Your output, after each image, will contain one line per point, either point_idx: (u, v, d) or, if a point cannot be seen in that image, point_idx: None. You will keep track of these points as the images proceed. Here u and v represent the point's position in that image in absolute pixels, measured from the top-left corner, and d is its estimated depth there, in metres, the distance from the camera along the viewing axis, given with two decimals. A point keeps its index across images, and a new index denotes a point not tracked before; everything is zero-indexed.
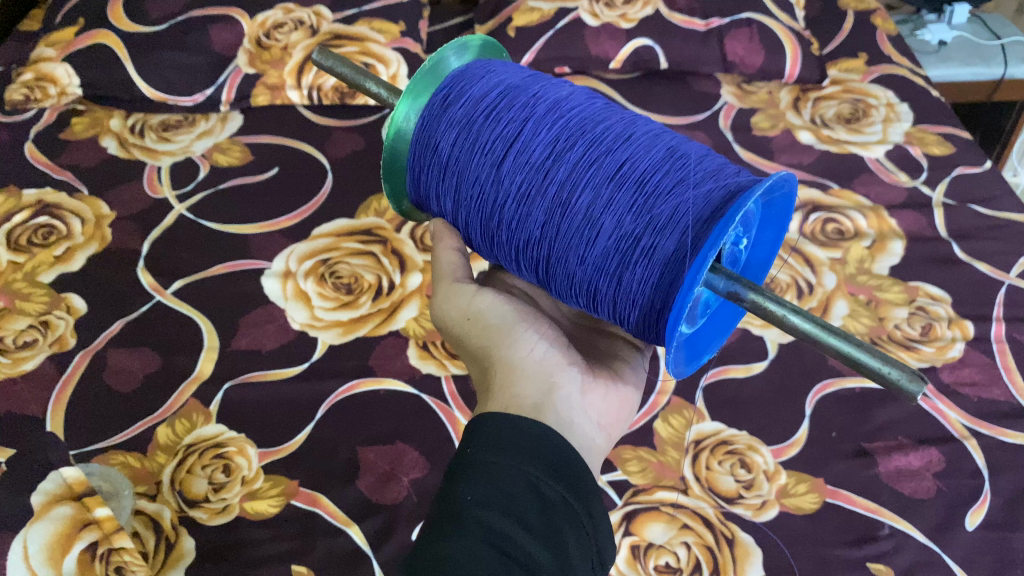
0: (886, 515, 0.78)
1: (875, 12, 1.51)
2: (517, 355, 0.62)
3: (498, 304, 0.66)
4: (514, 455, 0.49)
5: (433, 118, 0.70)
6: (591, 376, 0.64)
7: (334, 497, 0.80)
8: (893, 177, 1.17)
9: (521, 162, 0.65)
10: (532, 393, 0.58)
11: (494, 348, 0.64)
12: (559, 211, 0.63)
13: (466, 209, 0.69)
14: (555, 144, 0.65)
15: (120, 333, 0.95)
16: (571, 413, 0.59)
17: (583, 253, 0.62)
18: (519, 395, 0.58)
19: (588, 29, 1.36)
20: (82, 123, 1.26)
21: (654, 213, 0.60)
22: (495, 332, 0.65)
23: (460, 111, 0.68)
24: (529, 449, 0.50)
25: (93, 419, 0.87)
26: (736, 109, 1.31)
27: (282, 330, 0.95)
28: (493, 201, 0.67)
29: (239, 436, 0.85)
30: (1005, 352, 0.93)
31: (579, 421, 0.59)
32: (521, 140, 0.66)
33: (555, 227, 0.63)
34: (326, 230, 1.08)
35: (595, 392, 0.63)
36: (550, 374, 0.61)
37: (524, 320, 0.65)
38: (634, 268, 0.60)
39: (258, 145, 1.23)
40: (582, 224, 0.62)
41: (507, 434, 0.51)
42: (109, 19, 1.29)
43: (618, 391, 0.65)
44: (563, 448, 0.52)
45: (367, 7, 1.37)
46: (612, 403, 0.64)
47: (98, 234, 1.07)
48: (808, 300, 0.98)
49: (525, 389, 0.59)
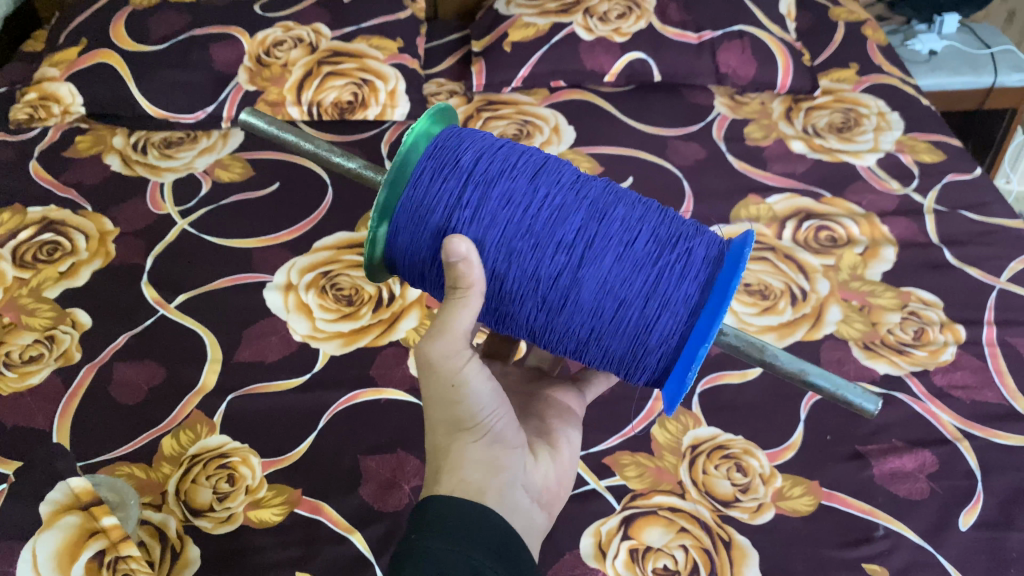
0: (881, 517, 0.79)
1: (865, 23, 1.53)
2: (473, 436, 0.59)
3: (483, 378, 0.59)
4: (460, 542, 0.49)
5: (449, 139, 0.66)
6: (532, 456, 0.65)
7: (337, 505, 0.82)
8: (884, 184, 1.19)
9: (549, 178, 0.64)
10: (478, 477, 0.57)
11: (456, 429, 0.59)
12: (597, 217, 0.63)
13: (492, 217, 0.62)
14: (577, 173, 0.66)
15: (125, 346, 0.96)
16: (513, 500, 0.58)
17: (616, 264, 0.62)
18: (470, 478, 0.56)
19: (583, 43, 1.38)
20: (85, 141, 1.28)
21: (679, 232, 0.64)
22: (468, 412, 0.59)
23: (479, 137, 0.67)
24: (475, 536, 0.50)
25: (98, 431, 0.88)
26: (729, 120, 1.33)
27: (284, 342, 0.97)
28: (522, 208, 0.63)
29: (243, 446, 0.86)
30: (997, 355, 0.94)
31: (523, 503, 0.60)
32: (543, 166, 0.66)
33: (591, 233, 0.62)
34: (327, 243, 1.10)
35: (533, 469, 0.64)
36: (496, 458, 0.60)
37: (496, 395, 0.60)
38: (670, 274, 0.62)
39: (259, 160, 1.25)
40: (620, 229, 0.63)
41: (454, 522, 0.50)
42: (113, 39, 1.32)
43: (557, 467, 0.68)
44: (509, 537, 0.52)
45: (366, 24, 1.39)
46: (550, 479, 0.66)
47: (103, 250, 1.09)
48: (802, 306, 1.00)
49: (479, 473, 0.57)
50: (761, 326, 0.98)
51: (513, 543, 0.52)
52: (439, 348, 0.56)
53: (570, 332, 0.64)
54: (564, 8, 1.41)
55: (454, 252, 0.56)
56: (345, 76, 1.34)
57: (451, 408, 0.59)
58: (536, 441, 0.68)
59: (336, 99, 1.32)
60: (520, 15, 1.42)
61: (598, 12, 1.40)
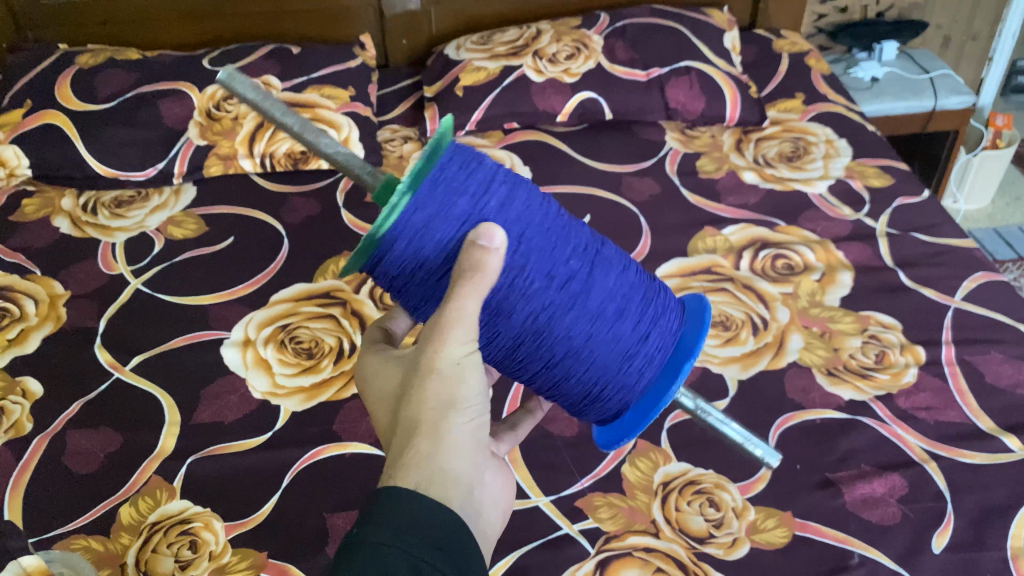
0: (856, 544, 0.79)
1: (808, 53, 1.57)
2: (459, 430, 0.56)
3: (479, 380, 0.58)
4: (401, 534, 0.46)
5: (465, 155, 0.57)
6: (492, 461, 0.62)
7: (304, 566, 0.79)
8: (837, 211, 1.21)
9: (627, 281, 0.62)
10: (456, 467, 0.54)
11: (444, 415, 0.56)
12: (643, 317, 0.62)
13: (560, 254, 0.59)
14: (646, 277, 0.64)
15: (79, 414, 0.93)
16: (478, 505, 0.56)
17: (622, 271, 0.62)
18: (449, 471, 0.54)
19: (534, 84, 1.40)
20: (32, 204, 1.26)
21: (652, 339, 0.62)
22: (457, 403, 0.56)
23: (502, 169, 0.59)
24: (412, 530, 0.47)
25: (51, 504, 0.85)
26: (681, 154, 1.34)
27: (244, 400, 0.95)
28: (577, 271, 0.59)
29: (206, 510, 0.84)
30: (957, 374, 0.95)
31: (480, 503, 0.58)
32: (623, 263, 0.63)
33: (596, 245, 0.61)
34: (285, 296, 1.08)
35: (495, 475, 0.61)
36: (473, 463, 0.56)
37: (483, 399, 0.58)
38: (658, 297, 0.64)
39: (213, 216, 1.24)
40: (616, 250, 0.63)
41: (388, 514, 0.48)
42: (58, 100, 1.31)
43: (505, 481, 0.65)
44: (456, 527, 0.49)
45: (316, 75, 1.40)
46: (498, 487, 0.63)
47: (52, 314, 1.06)
48: (764, 335, 1.00)
49: (450, 464, 0.54)
50: (725, 358, 0.98)
51: (466, 538, 0.50)
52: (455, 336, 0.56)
53: (566, 340, 0.59)
54: (513, 51, 1.44)
55: (487, 238, 0.54)
56: None
57: (447, 394, 0.56)
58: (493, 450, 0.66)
59: (288, 150, 1.31)
60: (471, 60, 1.45)
61: (547, 54, 1.42)
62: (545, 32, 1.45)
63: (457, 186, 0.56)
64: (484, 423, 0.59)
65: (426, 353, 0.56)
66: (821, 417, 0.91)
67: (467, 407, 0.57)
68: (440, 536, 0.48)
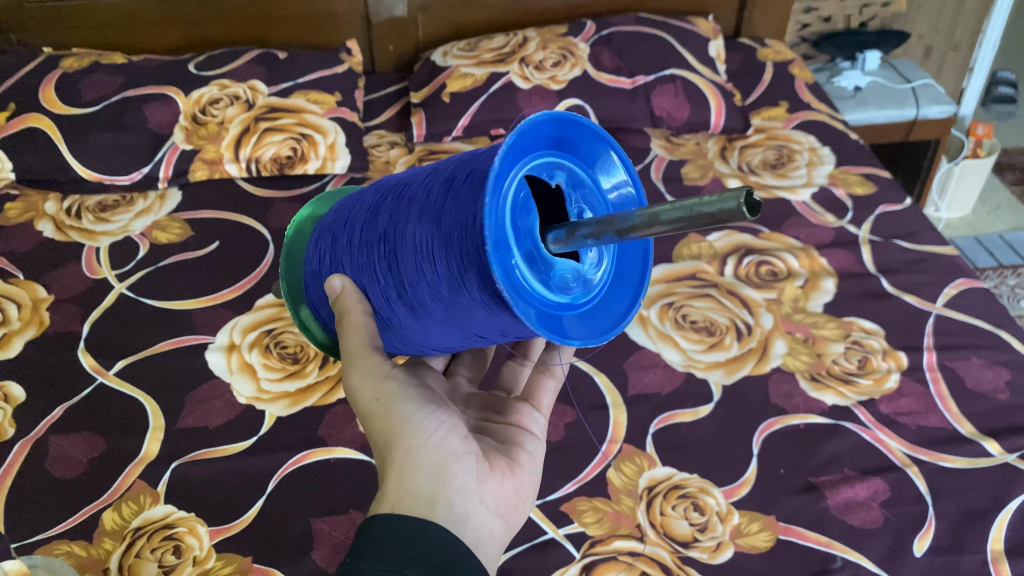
0: (839, 548, 0.79)
1: (792, 62, 1.58)
2: (417, 446, 0.57)
3: (411, 390, 0.60)
4: (397, 560, 0.47)
5: (314, 236, 0.68)
6: (486, 465, 0.61)
7: (289, 570, 0.79)
8: (820, 218, 1.22)
9: (426, 210, 0.54)
10: (426, 484, 0.55)
11: (394, 433, 0.58)
12: (444, 230, 0.51)
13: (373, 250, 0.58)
14: (451, 178, 0.53)
15: (62, 418, 0.93)
16: (468, 506, 0.56)
17: (422, 203, 0.55)
18: (420, 488, 0.55)
19: (520, 91, 1.40)
20: (15, 208, 1.25)
21: (458, 242, 0.50)
22: (400, 420, 0.58)
23: (333, 220, 0.66)
24: (412, 554, 0.48)
25: (33, 509, 0.84)
26: (666, 161, 1.35)
27: (229, 405, 0.94)
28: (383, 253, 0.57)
29: (190, 515, 0.83)
30: (938, 380, 0.96)
31: (476, 513, 0.57)
32: (426, 194, 0.55)
33: (400, 209, 0.57)
34: (270, 300, 1.08)
35: (492, 481, 0.60)
36: (447, 471, 0.57)
37: (431, 408, 0.60)
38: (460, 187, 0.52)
39: (198, 220, 1.23)
40: (425, 184, 0.56)
41: (382, 543, 0.48)
42: (42, 103, 1.30)
43: (515, 480, 0.62)
44: (443, 547, 0.50)
45: (302, 80, 1.40)
46: (507, 491, 0.61)
47: (36, 318, 1.05)
48: (748, 341, 1.01)
49: (417, 484, 0.55)
50: (709, 363, 0.99)
51: (452, 556, 0.50)
52: (357, 373, 0.59)
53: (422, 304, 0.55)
54: (500, 58, 1.44)
55: (331, 288, 0.61)
56: (283, 132, 1.33)
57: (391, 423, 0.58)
58: (496, 453, 0.63)
59: (274, 155, 1.31)
60: (457, 66, 1.45)
61: (534, 61, 1.43)
62: (531, 40, 1.46)
63: (311, 267, 0.66)
64: (451, 430, 0.60)
65: (353, 398, 0.60)
66: (804, 422, 0.92)
67: (415, 422, 0.58)
68: (437, 554, 0.49)
